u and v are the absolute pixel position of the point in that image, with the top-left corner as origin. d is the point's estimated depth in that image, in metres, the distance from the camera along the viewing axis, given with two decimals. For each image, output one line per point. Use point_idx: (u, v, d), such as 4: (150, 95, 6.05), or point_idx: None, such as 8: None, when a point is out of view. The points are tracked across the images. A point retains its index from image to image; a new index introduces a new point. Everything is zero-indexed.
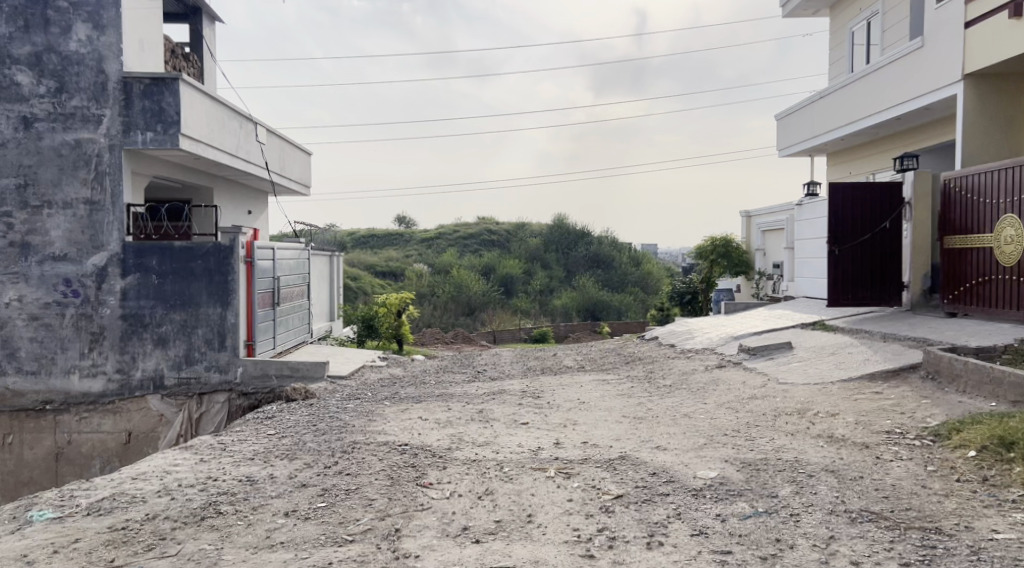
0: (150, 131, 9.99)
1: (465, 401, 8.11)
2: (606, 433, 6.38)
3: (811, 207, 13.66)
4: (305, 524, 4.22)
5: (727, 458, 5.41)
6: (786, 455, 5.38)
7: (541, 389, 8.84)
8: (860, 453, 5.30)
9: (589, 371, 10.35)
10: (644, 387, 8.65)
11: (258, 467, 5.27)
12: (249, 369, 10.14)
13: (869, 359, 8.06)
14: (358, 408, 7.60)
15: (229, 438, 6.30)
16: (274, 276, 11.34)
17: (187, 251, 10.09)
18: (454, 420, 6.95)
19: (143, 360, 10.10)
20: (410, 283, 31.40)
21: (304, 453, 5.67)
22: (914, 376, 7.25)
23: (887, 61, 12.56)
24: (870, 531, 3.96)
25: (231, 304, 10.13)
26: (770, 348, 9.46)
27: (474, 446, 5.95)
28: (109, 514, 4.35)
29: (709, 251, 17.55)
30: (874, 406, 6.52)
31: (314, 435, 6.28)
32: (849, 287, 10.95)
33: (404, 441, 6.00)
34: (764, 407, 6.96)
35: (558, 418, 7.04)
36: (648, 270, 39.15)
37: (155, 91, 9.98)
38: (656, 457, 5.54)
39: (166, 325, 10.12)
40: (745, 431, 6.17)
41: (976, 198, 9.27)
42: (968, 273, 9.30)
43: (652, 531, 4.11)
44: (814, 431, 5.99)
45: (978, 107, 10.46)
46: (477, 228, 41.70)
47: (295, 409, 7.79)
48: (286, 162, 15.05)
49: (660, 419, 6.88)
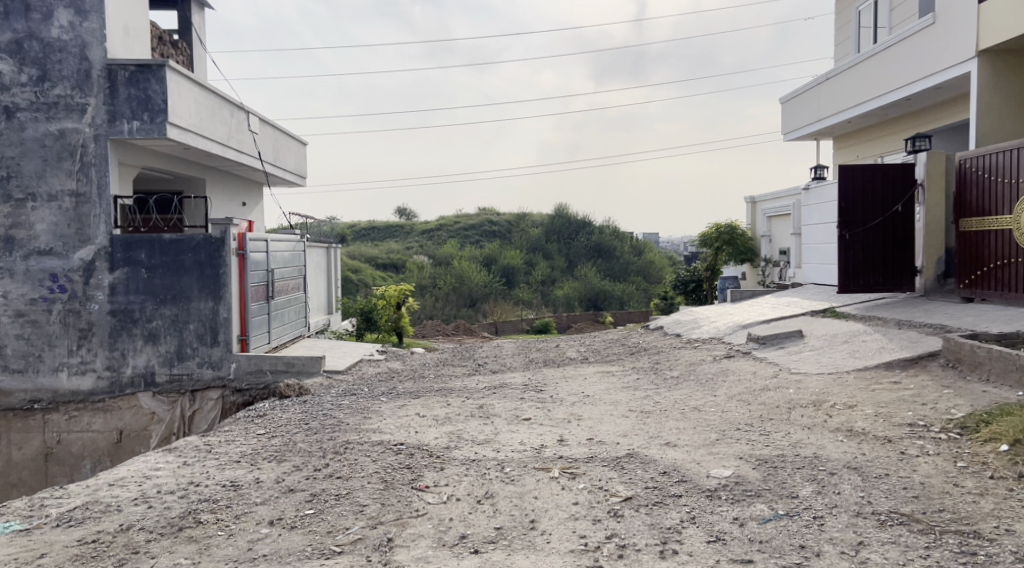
0: (136, 120, 9.66)
1: (465, 395, 7.81)
2: (612, 428, 6.08)
3: (819, 192, 13.32)
4: (290, 534, 3.92)
5: (742, 455, 5.10)
6: (805, 451, 5.07)
7: (543, 382, 8.54)
8: (884, 448, 4.98)
9: (593, 362, 10.05)
10: (651, 379, 8.35)
11: (244, 471, 4.98)
12: (242, 364, 9.84)
13: (885, 347, 7.73)
14: (353, 405, 7.30)
15: (216, 439, 6.00)
16: (268, 269, 11.02)
17: (176, 243, 9.77)
18: (453, 416, 6.64)
19: (133, 357, 9.80)
20: (411, 275, 31.09)
21: (294, 454, 5.36)
22: (934, 364, 6.93)
23: (896, 39, 12.18)
24: (902, 536, 3.65)
25: (223, 298, 9.81)
26: (780, 337, 9.16)
27: (474, 444, 5.64)
28: (81, 525, 4.06)
29: (713, 238, 17.08)
30: (894, 397, 6.20)
31: (305, 435, 5.98)
32: (861, 272, 10.61)
33: (400, 440, 5.69)
34: (778, 400, 6.63)
35: (563, 413, 6.73)
36: (651, 259, 38.76)
37: (140, 78, 9.63)
38: (666, 455, 5.22)
39: (156, 320, 9.81)
40: (759, 425, 5.86)
41: (992, 178, 8.94)
42: (985, 258, 8.96)
43: (666, 537, 3.81)
44: (833, 425, 5.67)
45: (993, 84, 10.07)
46: (478, 218, 41.34)
47: (288, 406, 7.51)
48: (280, 152, 14.70)
49: (668, 413, 6.56)
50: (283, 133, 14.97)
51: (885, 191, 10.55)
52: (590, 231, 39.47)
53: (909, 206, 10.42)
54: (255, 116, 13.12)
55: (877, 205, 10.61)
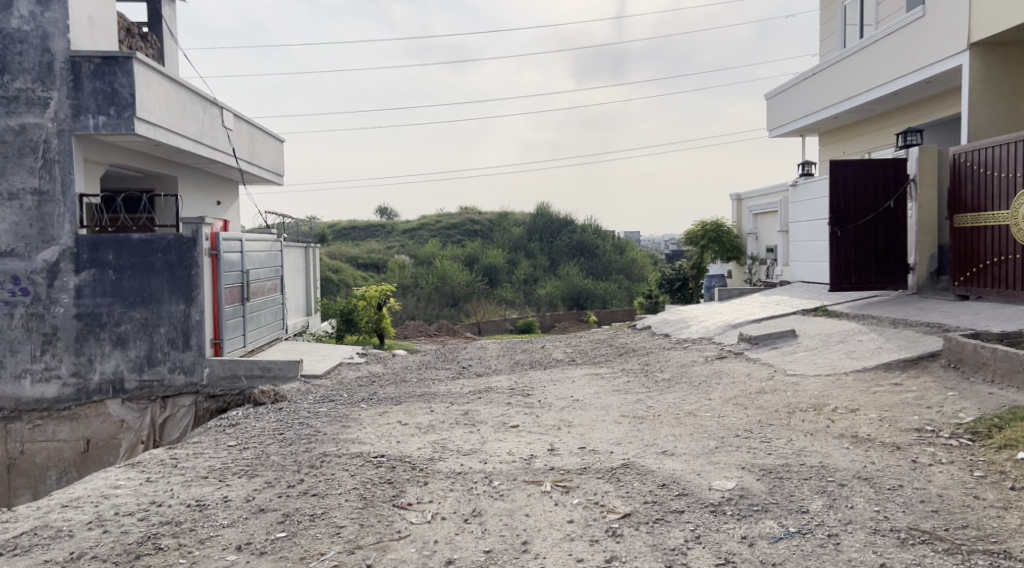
0: (102, 114, 9.23)
1: (449, 401, 7.47)
2: (605, 436, 5.78)
3: (807, 189, 13.12)
4: (260, 561, 3.57)
5: (743, 464, 4.82)
6: (810, 459, 4.79)
7: (530, 386, 8.23)
8: (893, 456, 4.72)
9: (581, 364, 9.74)
10: (642, 382, 8.04)
11: (212, 488, 4.61)
12: (216, 370, 9.43)
13: (882, 347, 7.50)
14: (330, 413, 6.93)
15: (184, 452, 5.61)
16: (243, 269, 10.59)
17: (145, 244, 9.34)
18: (437, 425, 6.30)
19: (101, 363, 9.36)
20: (392, 275, 30.66)
21: (266, 469, 4.99)
22: (935, 365, 6.70)
23: (885, 33, 12.00)
24: (927, 556, 3.39)
25: (195, 300, 9.39)
26: (773, 336, 8.90)
27: (460, 455, 5.31)
28: (28, 554, 3.68)
29: (699, 236, 16.92)
30: (897, 400, 5.96)
31: (280, 447, 5.61)
32: (853, 270, 10.37)
33: (380, 452, 5.34)
34: (776, 403, 6.36)
35: (552, 420, 6.42)
36: (633, 257, 38.60)
37: (106, 71, 9.21)
38: (664, 465, 4.92)
39: (125, 324, 9.37)
40: (759, 431, 5.58)
41: (986, 174, 8.76)
42: (980, 254, 8.78)
43: (670, 560, 3.52)
44: (836, 431, 5.40)
45: (985, 78, 9.89)
46: (460, 217, 40.95)
47: (263, 414, 7.13)
48: (255, 148, 14.25)
49: (663, 419, 6.26)
50: (259, 130, 14.54)
51: (877, 188, 10.35)
52: (573, 230, 39.23)
53: (900, 202, 10.24)
54: (229, 112, 12.70)
55: (868, 201, 10.39)
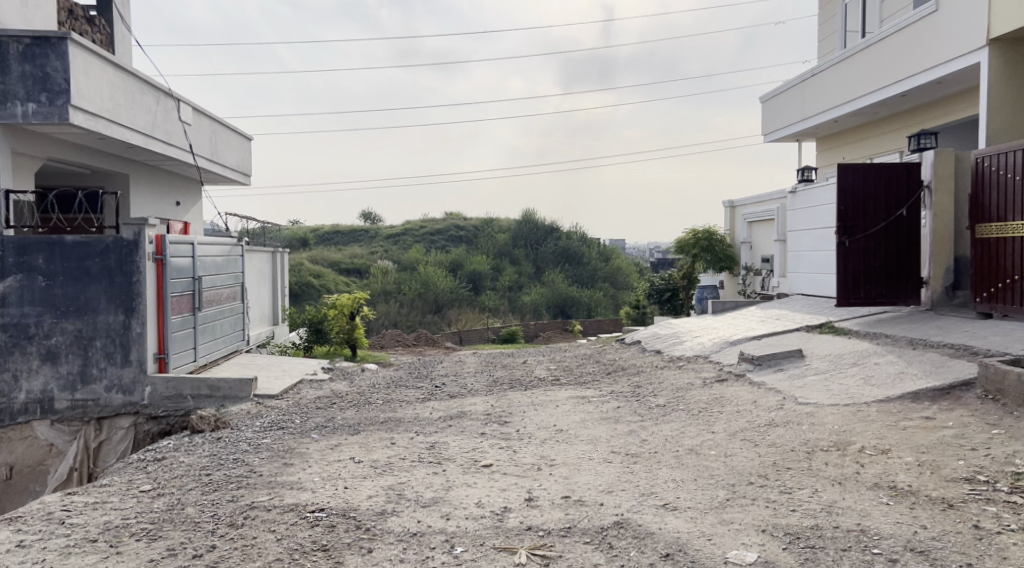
0: (32, 102, 8.23)
1: (413, 430, 6.50)
2: (593, 481, 4.85)
3: (808, 195, 12.29)
4: None
5: (763, 526, 3.90)
6: (847, 521, 3.89)
7: (509, 411, 7.28)
8: (949, 518, 3.84)
9: (567, 385, 8.82)
10: (632, 409, 7.12)
11: (96, 559, 3.65)
12: (158, 389, 8.40)
13: (905, 372, 6.63)
14: (274, 446, 5.95)
15: (84, 500, 4.63)
16: (195, 276, 9.56)
17: (81, 247, 8.26)
18: (396, 463, 5.35)
19: (28, 380, 8.29)
20: (374, 280, 29.64)
21: (177, 528, 4.03)
22: (970, 397, 5.84)
23: (891, 30, 11.22)
24: None
25: (136, 311, 8.32)
26: (777, 357, 8.02)
27: (419, 507, 4.37)
28: None
29: (691, 244, 16.06)
30: (934, 439, 5.09)
31: (201, 495, 4.64)
32: (861, 283, 9.56)
33: (320, 504, 4.37)
34: (792, 441, 5.45)
35: (530, 457, 5.49)
36: (619, 265, 37.85)
37: (37, 53, 8.23)
38: (666, 525, 4.01)
39: (56, 336, 8.31)
40: (776, 478, 4.70)
41: (1012, 179, 7.92)
42: (1006, 268, 7.95)
43: None
44: (868, 480, 4.50)
45: (1005, 77, 9.11)
46: (444, 222, 39.96)
47: (195, 447, 6.14)
48: (218, 145, 13.23)
49: (660, 458, 5.35)
50: (223, 126, 13.55)
51: (891, 196, 9.49)
52: (559, 237, 38.36)
53: (913, 211, 9.41)
54: (187, 104, 11.72)
55: (879, 209, 9.56)
